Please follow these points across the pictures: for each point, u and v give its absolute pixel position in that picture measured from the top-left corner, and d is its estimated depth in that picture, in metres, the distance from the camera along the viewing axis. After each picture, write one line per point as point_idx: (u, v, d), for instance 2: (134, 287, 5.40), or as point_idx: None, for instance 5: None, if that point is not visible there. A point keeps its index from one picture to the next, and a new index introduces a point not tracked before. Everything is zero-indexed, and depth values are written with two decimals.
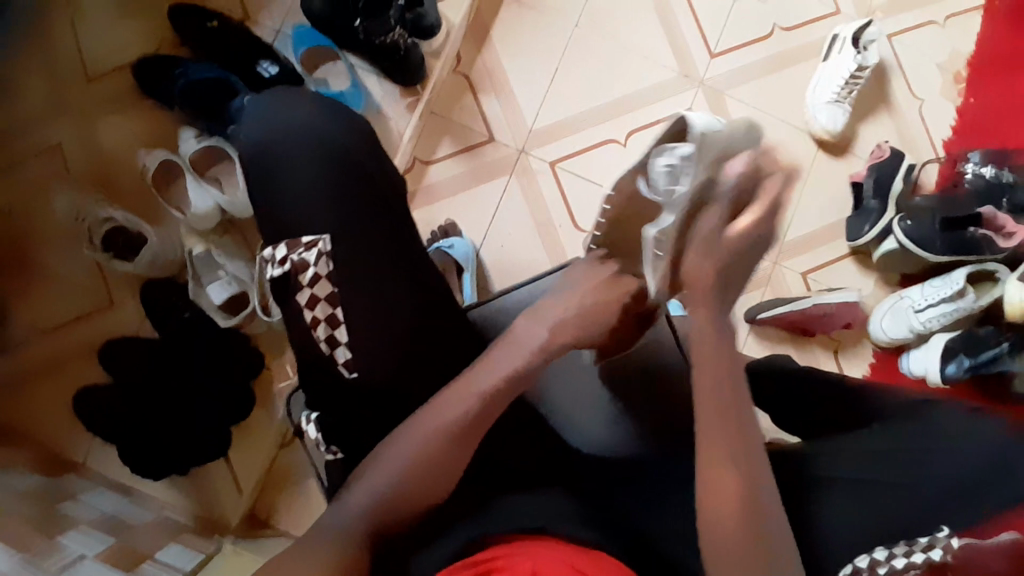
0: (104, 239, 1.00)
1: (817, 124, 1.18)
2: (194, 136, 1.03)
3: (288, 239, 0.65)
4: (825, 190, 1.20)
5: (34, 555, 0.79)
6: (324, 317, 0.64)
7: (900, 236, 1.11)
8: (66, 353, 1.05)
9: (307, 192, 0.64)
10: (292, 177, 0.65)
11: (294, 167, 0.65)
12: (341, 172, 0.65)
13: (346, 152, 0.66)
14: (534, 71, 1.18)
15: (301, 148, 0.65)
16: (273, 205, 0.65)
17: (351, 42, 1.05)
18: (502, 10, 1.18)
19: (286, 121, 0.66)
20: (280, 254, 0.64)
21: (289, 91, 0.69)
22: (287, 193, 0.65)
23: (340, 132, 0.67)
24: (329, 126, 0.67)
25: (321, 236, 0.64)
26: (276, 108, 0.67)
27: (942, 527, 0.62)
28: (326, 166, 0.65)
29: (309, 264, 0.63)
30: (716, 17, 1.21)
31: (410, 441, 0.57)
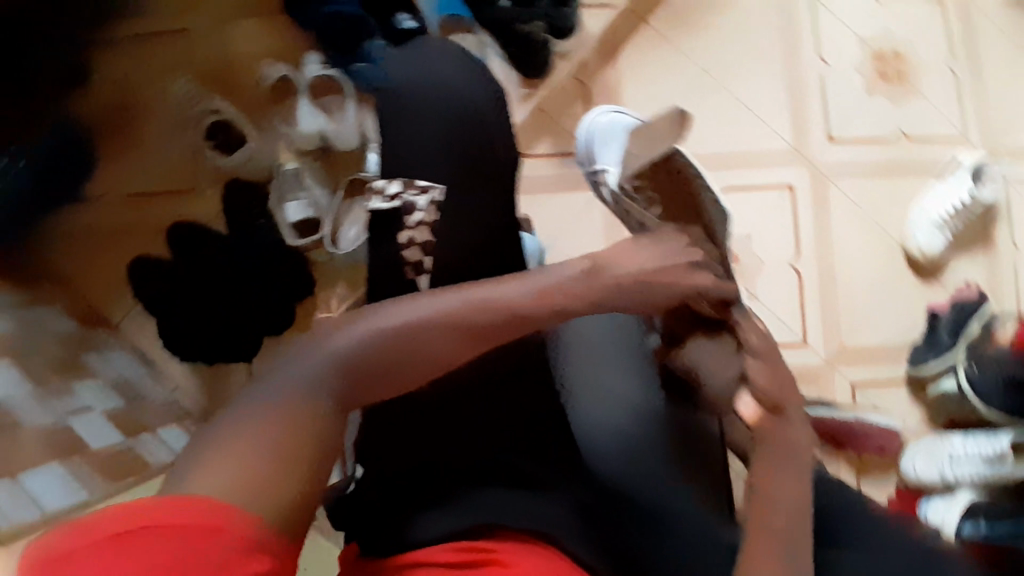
0: (209, 129, 1.05)
1: (914, 242, 1.15)
2: (319, 61, 1.07)
3: (405, 179, 0.65)
4: (900, 308, 1.16)
5: (45, 395, 0.94)
6: (412, 262, 0.64)
7: (962, 379, 1.07)
8: (135, 221, 1.09)
9: (431, 145, 0.65)
10: (418, 134, 0.66)
11: (424, 123, 0.66)
12: (467, 136, 0.66)
13: (480, 127, 0.67)
14: (651, 100, 1.17)
15: (437, 101, 0.66)
16: (390, 151, 0.66)
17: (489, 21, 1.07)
18: (638, 33, 1.17)
19: (432, 72, 0.68)
20: (395, 187, 0.64)
21: (438, 43, 0.71)
22: (410, 141, 0.66)
23: (480, 99, 0.68)
24: (471, 93, 0.68)
25: (436, 185, 0.64)
26: (425, 55, 0.69)
27: None
28: (455, 127, 0.66)
29: (420, 206, 0.64)
30: (845, 104, 1.18)
31: (420, 348, 0.57)
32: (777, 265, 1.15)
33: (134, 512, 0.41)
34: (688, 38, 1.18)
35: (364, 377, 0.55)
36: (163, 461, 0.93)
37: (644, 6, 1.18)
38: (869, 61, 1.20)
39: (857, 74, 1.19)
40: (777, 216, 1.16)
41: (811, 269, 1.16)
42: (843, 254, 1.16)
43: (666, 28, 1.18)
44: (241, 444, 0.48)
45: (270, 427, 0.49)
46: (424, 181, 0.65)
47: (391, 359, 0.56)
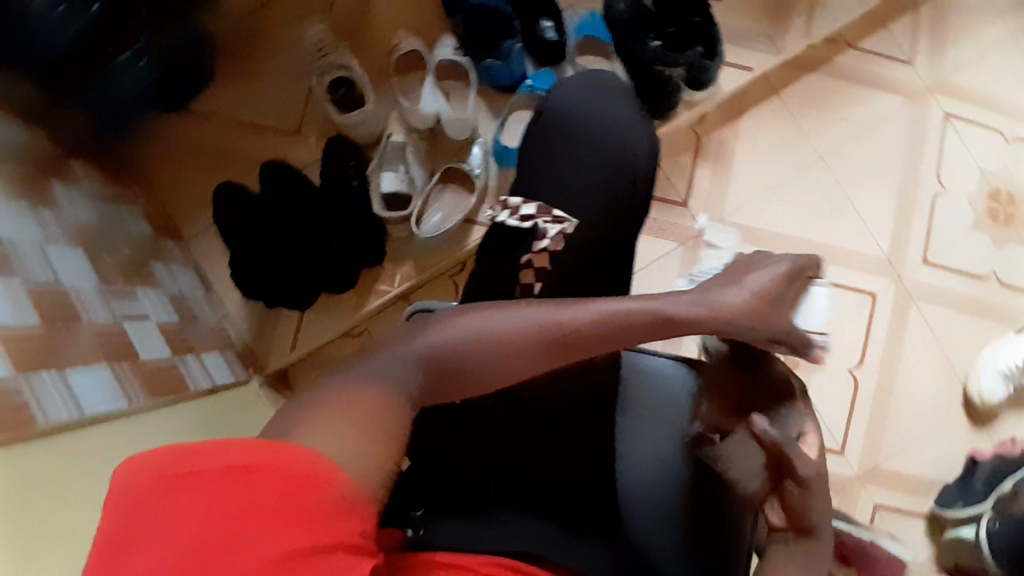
0: (331, 81, 1.04)
1: (976, 386, 1.12)
2: (453, 47, 1.07)
3: (542, 204, 0.66)
4: (943, 446, 1.14)
5: (111, 293, 0.88)
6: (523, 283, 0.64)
7: (982, 534, 1.04)
8: (233, 147, 1.12)
9: (583, 176, 0.67)
10: (569, 166, 0.68)
11: (578, 158, 0.68)
12: (618, 178, 0.68)
13: (630, 172, 0.68)
14: (758, 171, 1.16)
15: (601, 137, 0.69)
16: (537, 176, 0.68)
17: (632, 53, 1.05)
18: (765, 102, 1.16)
19: (604, 110, 0.71)
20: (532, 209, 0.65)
21: (606, 82, 0.74)
22: (560, 171, 0.68)
23: (639, 145, 0.69)
24: (629, 136, 0.70)
25: (570, 219, 0.65)
26: (592, 90, 0.72)
27: None
28: (609, 165, 0.68)
29: (549, 233, 0.64)
30: (949, 230, 1.15)
31: (492, 358, 0.54)
32: (832, 368, 1.14)
33: (252, 452, 0.41)
34: (812, 121, 1.16)
35: (445, 381, 0.53)
36: (199, 388, 0.94)
37: (778, 76, 1.15)
38: (984, 194, 1.16)
39: (969, 204, 1.16)
40: (848, 320, 1.14)
41: (866, 382, 1.14)
42: (902, 376, 1.14)
43: (793, 105, 1.16)
44: (309, 432, 0.45)
45: (344, 411, 0.47)
46: (559, 211, 0.66)
47: (463, 368, 0.54)
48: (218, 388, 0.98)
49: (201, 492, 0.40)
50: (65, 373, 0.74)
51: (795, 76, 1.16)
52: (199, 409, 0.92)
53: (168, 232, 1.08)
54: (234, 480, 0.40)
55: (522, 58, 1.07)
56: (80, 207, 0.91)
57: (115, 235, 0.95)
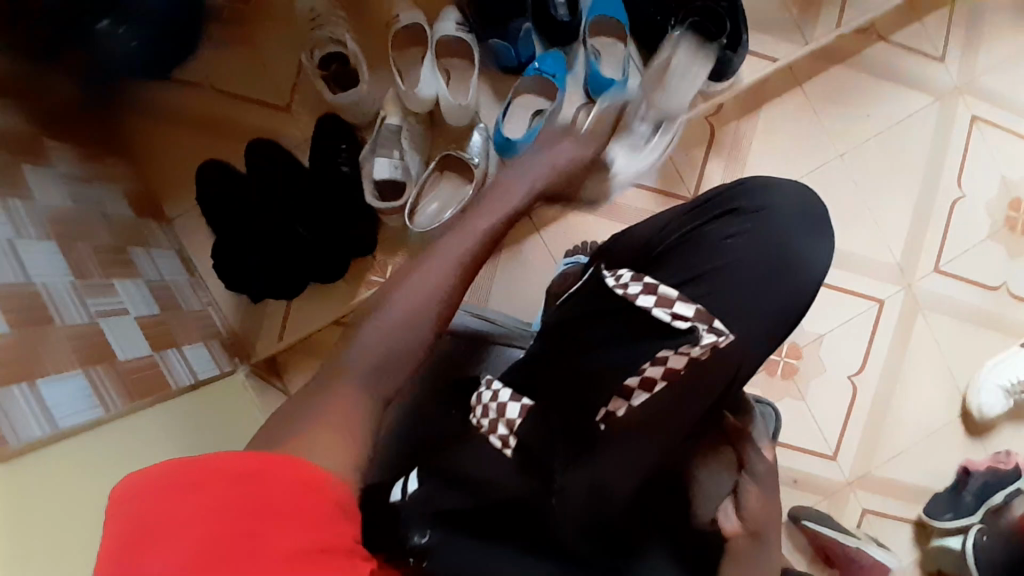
0: (323, 57, 0.97)
1: (975, 398, 1.11)
2: (455, 22, 0.98)
3: (703, 308, 0.65)
4: (935, 456, 1.13)
5: (87, 287, 0.83)
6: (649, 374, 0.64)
7: (969, 545, 1.03)
8: (222, 120, 1.05)
9: (751, 288, 0.66)
10: (731, 277, 0.66)
11: (734, 273, 0.67)
12: (792, 295, 0.67)
13: (796, 298, 0.67)
14: (773, 168, 1.10)
15: (772, 241, 0.68)
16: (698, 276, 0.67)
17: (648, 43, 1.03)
18: (785, 95, 1.10)
19: (788, 199, 0.71)
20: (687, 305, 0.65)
21: (794, 188, 0.72)
22: (721, 282, 0.66)
23: (814, 268, 0.68)
24: (806, 252, 0.68)
25: (725, 334, 0.64)
26: (762, 189, 0.72)
27: None
28: (775, 277, 0.67)
29: (703, 341, 0.63)
30: (964, 238, 1.12)
31: (413, 314, 0.62)
32: (832, 373, 1.11)
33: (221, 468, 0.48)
34: (833, 118, 1.11)
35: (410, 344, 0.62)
36: (180, 385, 0.90)
37: (800, 69, 1.10)
38: (1004, 204, 1.12)
39: (987, 213, 1.12)
40: (853, 326, 1.11)
41: (867, 389, 1.12)
42: (902, 385, 1.12)
43: (815, 100, 1.11)
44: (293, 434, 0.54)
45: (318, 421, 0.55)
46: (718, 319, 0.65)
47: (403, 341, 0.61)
48: (200, 383, 0.94)
49: (215, 495, 0.47)
50: (37, 385, 0.69)
51: (818, 69, 1.10)
52: (180, 407, 0.88)
53: (149, 211, 1.03)
54: (245, 484, 0.47)
55: (531, 41, 1.00)
56: (52, 189, 0.85)
57: (92, 217, 0.90)
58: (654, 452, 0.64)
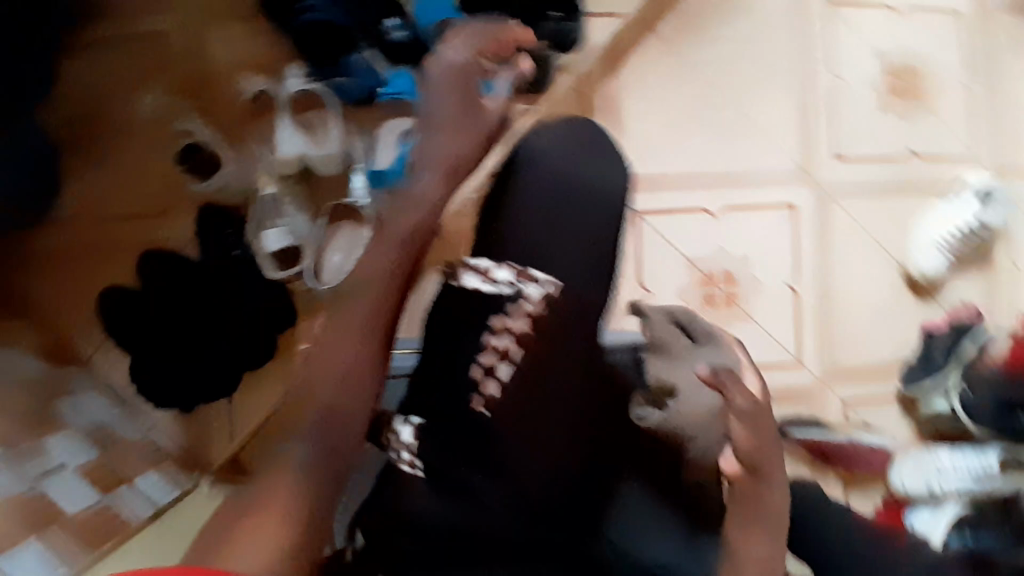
0: (181, 152, 0.97)
1: (913, 263, 1.15)
2: (299, 76, 0.96)
3: (515, 265, 0.74)
4: (895, 329, 1.16)
5: (17, 456, 0.82)
6: (500, 348, 0.71)
7: (957, 403, 1.10)
8: (102, 246, 1.01)
9: (580, 232, 0.77)
10: (560, 230, 0.77)
11: (563, 227, 0.77)
12: (604, 226, 0.79)
13: (611, 218, 0.80)
14: (650, 115, 1.12)
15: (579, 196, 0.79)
16: (535, 243, 0.76)
17: None
18: (642, 40, 1.11)
19: (570, 140, 0.83)
20: (506, 278, 0.73)
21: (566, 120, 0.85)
22: (556, 240, 0.77)
23: (614, 188, 0.82)
24: (600, 180, 0.81)
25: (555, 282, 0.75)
26: (552, 138, 0.82)
27: None
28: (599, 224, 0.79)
29: (532, 295, 0.72)
30: (853, 120, 1.14)
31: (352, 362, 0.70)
32: (773, 286, 1.12)
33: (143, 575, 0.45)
34: (694, 48, 1.12)
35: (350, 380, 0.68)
36: (140, 518, 0.87)
37: (648, 12, 1.11)
38: (882, 74, 1.16)
39: (868, 88, 1.15)
40: (779, 236, 1.13)
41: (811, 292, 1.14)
42: (840, 275, 1.14)
43: (672, 38, 1.12)
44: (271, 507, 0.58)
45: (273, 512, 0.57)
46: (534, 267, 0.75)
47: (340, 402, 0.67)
48: (163, 508, 0.91)
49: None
50: None
51: (665, 7, 1.12)
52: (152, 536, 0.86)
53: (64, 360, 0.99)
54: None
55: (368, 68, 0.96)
56: None
57: (4, 388, 0.86)
58: (552, 433, 0.72)
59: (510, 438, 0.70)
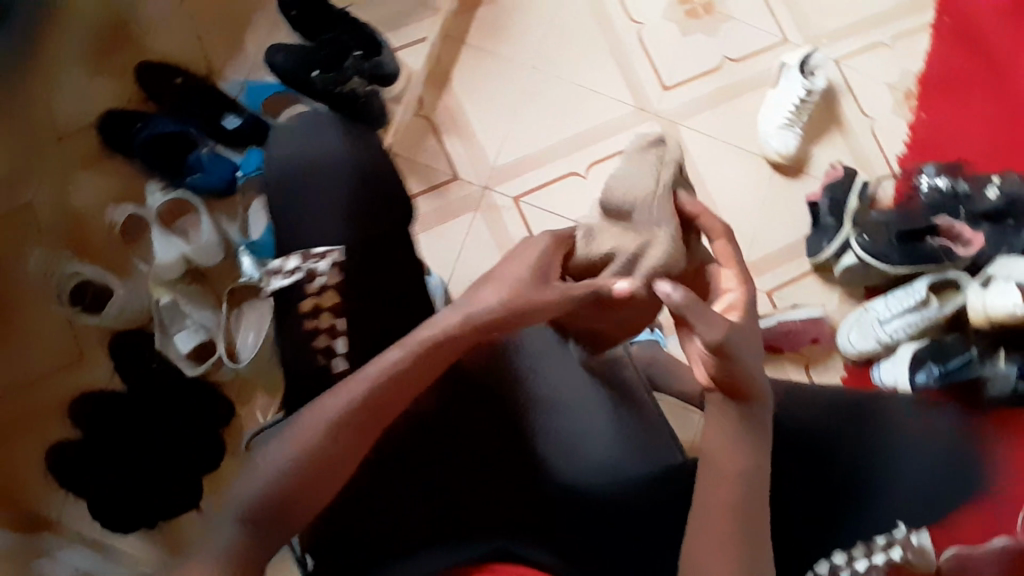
0: (75, 294, 1.03)
1: (770, 149, 1.24)
2: (160, 189, 1.05)
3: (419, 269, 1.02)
4: (782, 211, 1.25)
5: None
6: (325, 329, 0.65)
7: (860, 251, 1.16)
8: (37, 408, 1.05)
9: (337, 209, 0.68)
10: (314, 215, 0.67)
11: (315, 209, 0.68)
12: (373, 196, 0.69)
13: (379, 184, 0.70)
14: (491, 112, 1.22)
15: (320, 161, 0.69)
16: (291, 235, 0.68)
17: (304, 87, 1.04)
18: (461, 53, 1.22)
19: (318, 128, 0.73)
20: (290, 265, 0.66)
21: (317, 115, 0.75)
22: (307, 227, 0.67)
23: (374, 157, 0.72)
24: (355, 151, 0.71)
25: (334, 247, 0.66)
26: (298, 130, 0.72)
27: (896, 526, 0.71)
28: (359, 178, 0.69)
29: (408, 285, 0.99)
30: (667, 52, 1.27)
31: (289, 446, 0.54)
32: None
33: None
34: (508, 43, 1.24)
35: (319, 474, 0.54)
36: None
37: (455, 27, 1.22)
38: (676, 4, 1.29)
39: (668, 20, 1.28)
40: None
41: None
42: (712, 186, 1.24)
43: (484, 42, 1.23)
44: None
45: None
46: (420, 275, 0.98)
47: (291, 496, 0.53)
48: None
49: None
50: None
51: (468, 18, 1.23)
52: None
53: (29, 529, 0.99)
54: None
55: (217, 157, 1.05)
56: None
57: None
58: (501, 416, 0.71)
59: (436, 430, 0.69)
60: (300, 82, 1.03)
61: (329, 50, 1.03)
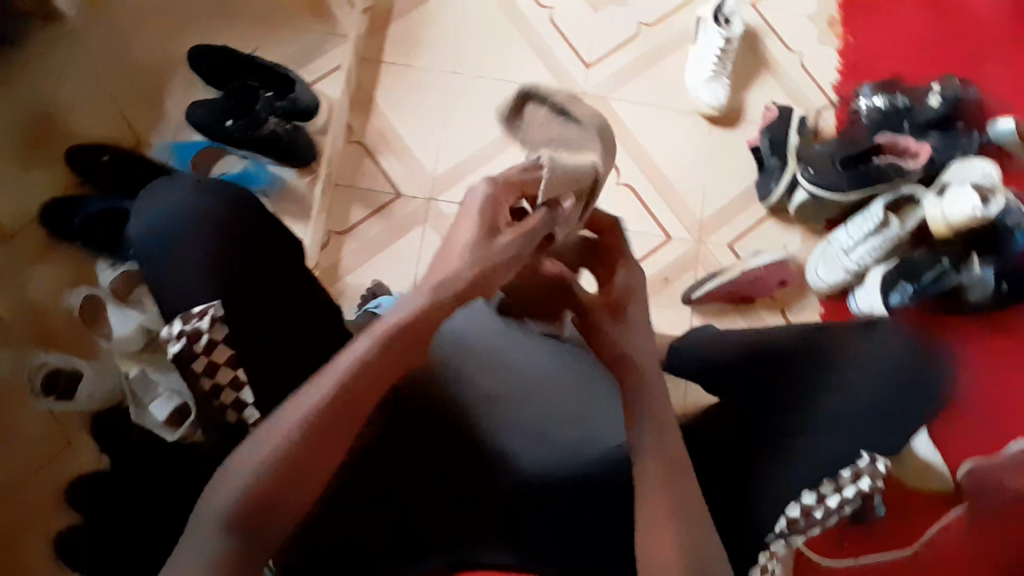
0: (46, 385, 1.04)
1: (702, 104, 1.24)
2: (108, 265, 1.06)
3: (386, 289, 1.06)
4: (727, 163, 1.25)
5: None
6: (227, 381, 0.63)
7: (807, 185, 1.15)
8: (32, 504, 1.05)
9: (206, 267, 0.64)
10: (184, 278, 0.64)
11: (183, 271, 0.64)
12: (248, 247, 0.66)
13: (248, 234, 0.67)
14: (423, 124, 1.22)
15: (180, 223, 0.65)
16: (169, 303, 0.64)
17: (221, 135, 1.05)
18: (382, 72, 1.23)
19: (174, 189, 0.69)
20: (172, 331, 0.62)
21: (174, 177, 0.71)
22: (180, 290, 0.64)
23: (241, 207, 0.68)
24: (217, 206, 0.67)
25: (211, 302, 0.63)
26: (155, 197, 0.69)
27: (862, 456, 0.72)
28: (222, 230, 0.66)
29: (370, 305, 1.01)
30: (582, 31, 1.28)
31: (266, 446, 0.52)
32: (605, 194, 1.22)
33: None
34: (424, 54, 1.25)
35: (308, 454, 0.53)
36: None
37: (369, 50, 1.23)
38: None
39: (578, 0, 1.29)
40: None
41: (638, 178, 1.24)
42: (653, 151, 1.25)
43: (402, 58, 1.24)
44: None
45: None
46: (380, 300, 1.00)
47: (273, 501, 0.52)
48: None
49: None
50: None
51: (380, 39, 1.24)
52: None
53: None
54: None
55: None
56: None
57: None
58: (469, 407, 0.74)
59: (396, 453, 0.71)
60: (220, 133, 1.05)
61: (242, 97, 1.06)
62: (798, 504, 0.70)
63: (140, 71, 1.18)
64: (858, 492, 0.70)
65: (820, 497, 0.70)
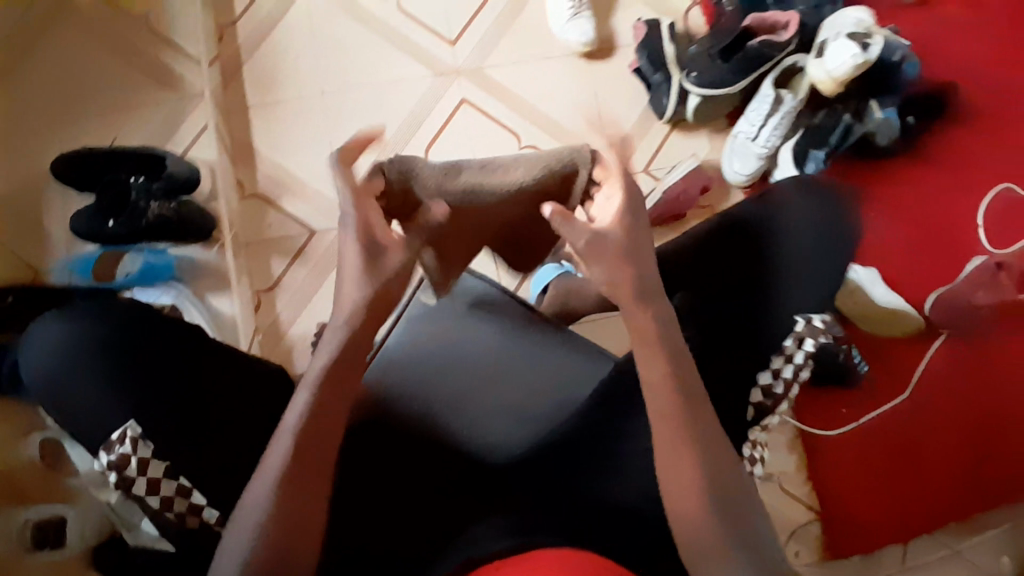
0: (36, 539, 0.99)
1: (574, 43, 1.23)
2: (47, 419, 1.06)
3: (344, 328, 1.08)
4: (616, 92, 1.26)
5: None
6: (175, 493, 0.63)
7: (693, 88, 1.17)
8: None
9: (112, 390, 0.63)
10: (91, 419, 0.63)
11: (92, 406, 0.63)
12: (146, 357, 0.66)
13: (140, 339, 0.66)
14: (310, 154, 1.19)
15: (62, 360, 0.64)
16: (91, 444, 0.64)
17: (111, 239, 1.02)
18: (253, 117, 1.19)
19: (42, 334, 0.66)
20: (102, 464, 0.62)
21: (42, 317, 0.68)
22: (94, 430, 0.63)
23: (120, 317, 0.68)
24: (96, 326, 0.66)
25: (127, 423, 0.63)
26: (32, 342, 0.66)
27: (798, 318, 0.74)
28: (108, 348, 0.65)
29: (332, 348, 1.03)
30: (434, 11, 1.26)
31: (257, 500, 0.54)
32: None
33: None
34: (287, 86, 1.21)
35: (298, 518, 0.54)
36: None
37: (231, 102, 1.19)
38: None
39: None
40: (479, 127, 1.23)
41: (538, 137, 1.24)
42: (543, 105, 1.24)
43: (267, 98, 1.20)
44: None
45: None
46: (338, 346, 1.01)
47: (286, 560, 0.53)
48: None
49: None
50: None
51: (238, 86, 1.20)
52: None
53: None
54: None
55: None
56: None
57: None
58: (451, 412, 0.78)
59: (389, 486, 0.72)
60: (105, 236, 1.01)
61: (115, 191, 1.01)
62: (757, 388, 0.72)
63: (8, 204, 1.12)
64: (807, 355, 0.73)
65: (775, 374, 0.73)
